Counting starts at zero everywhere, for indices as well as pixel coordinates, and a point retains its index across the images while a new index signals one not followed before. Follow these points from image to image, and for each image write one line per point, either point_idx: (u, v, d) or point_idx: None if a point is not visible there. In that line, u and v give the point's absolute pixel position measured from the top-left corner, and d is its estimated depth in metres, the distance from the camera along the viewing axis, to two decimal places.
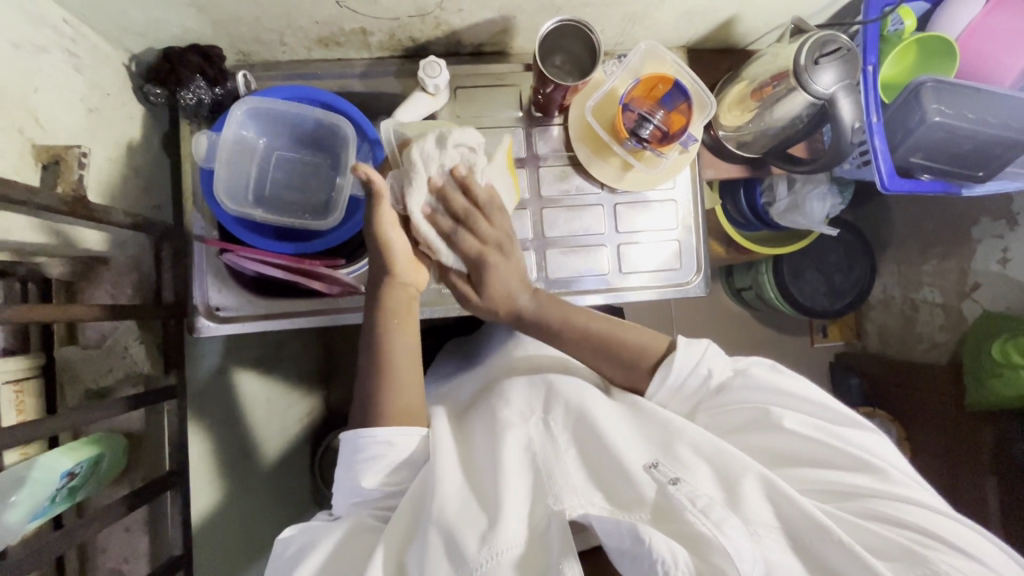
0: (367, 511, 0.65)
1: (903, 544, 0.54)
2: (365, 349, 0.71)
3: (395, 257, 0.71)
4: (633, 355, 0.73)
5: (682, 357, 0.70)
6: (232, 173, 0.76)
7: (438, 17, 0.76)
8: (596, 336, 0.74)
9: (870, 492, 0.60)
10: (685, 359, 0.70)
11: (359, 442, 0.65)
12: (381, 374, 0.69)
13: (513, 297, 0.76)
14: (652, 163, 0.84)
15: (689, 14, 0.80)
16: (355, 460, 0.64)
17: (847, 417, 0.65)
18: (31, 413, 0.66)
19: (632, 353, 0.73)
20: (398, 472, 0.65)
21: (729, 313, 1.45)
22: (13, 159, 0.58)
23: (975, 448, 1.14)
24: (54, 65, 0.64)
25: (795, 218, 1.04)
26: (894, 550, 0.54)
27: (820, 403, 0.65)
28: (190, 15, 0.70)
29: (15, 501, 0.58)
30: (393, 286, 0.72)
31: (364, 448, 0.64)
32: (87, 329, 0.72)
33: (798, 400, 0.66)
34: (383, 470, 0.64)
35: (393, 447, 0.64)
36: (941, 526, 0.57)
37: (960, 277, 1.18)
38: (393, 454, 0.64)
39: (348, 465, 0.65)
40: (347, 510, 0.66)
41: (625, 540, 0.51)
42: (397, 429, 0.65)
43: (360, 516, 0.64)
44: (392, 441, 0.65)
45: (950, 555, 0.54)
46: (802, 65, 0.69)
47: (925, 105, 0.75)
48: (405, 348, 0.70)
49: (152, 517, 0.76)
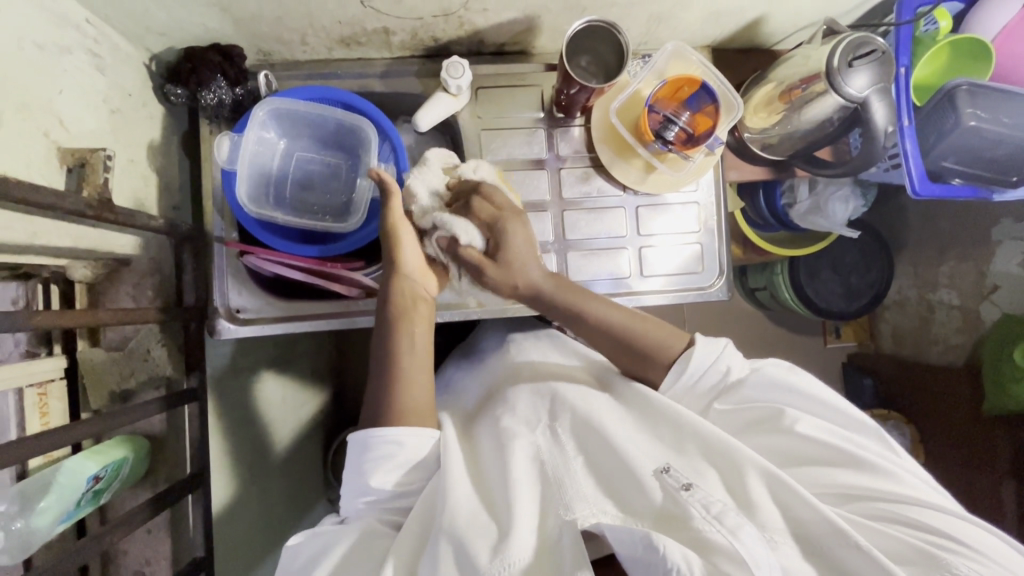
0: (376, 511, 0.65)
1: (927, 549, 0.53)
2: (378, 335, 0.70)
3: (406, 252, 0.71)
4: (651, 349, 0.71)
5: (699, 352, 0.69)
6: (252, 175, 0.76)
7: (462, 17, 0.75)
8: (614, 324, 0.72)
9: (890, 496, 0.58)
10: (706, 355, 0.69)
11: (369, 442, 0.64)
12: (387, 372, 0.68)
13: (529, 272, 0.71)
14: (677, 165, 0.82)
15: (716, 14, 0.78)
16: (364, 459, 0.64)
17: (854, 417, 0.64)
18: (54, 417, 0.68)
19: (649, 344, 0.71)
20: (406, 472, 0.64)
21: (742, 313, 1.44)
22: (39, 162, 0.57)
23: (992, 452, 1.12)
24: (78, 66, 0.63)
25: (816, 220, 1.03)
26: (918, 555, 0.53)
27: (825, 401, 0.65)
28: (213, 14, 0.69)
29: (43, 506, 0.58)
30: (401, 286, 0.70)
31: (375, 448, 0.64)
32: (109, 332, 0.72)
33: (808, 401, 0.65)
34: (391, 470, 0.64)
35: (402, 447, 0.64)
36: (965, 532, 0.55)
37: (978, 279, 1.17)
38: (404, 454, 0.64)
39: (356, 465, 0.64)
40: (356, 510, 0.65)
41: (637, 546, 0.50)
42: (409, 428, 0.64)
43: (368, 521, 0.64)
44: (402, 441, 0.64)
45: (972, 559, 0.52)
46: (834, 67, 0.68)
47: (961, 109, 0.74)
48: (421, 344, 0.70)
49: (173, 519, 0.76)
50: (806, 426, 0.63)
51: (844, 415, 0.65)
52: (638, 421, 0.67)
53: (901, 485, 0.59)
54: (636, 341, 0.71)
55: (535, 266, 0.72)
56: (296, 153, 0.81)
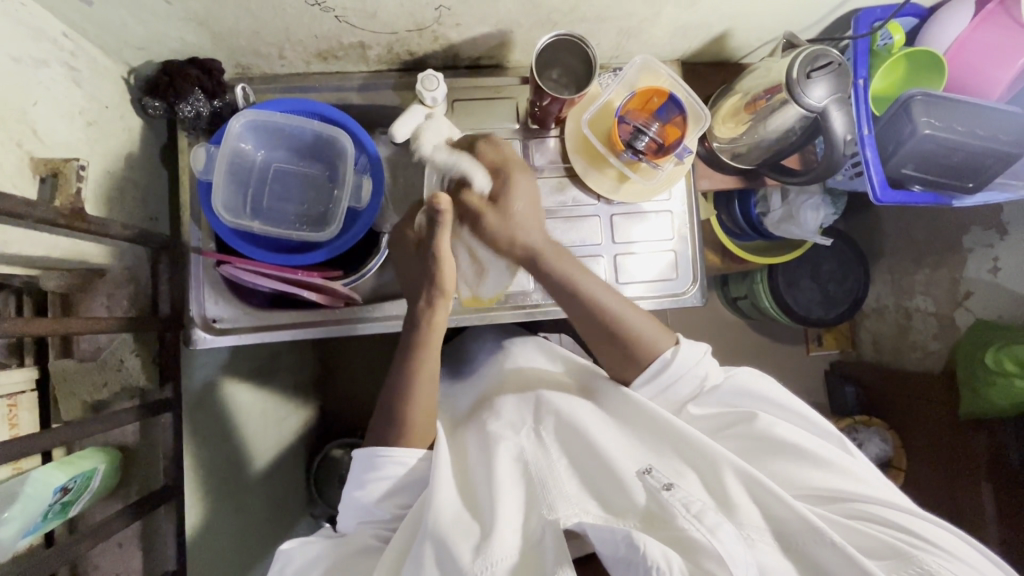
0: (371, 528, 0.65)
1: (892, 544, 0.54)
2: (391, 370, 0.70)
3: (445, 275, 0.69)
4: (635, 344, 0.70)
5: (684, 352, 0.69)
6: (228, 185, 0.76)
7: (436, 32, 0.77)
8: (608, 306, 0.71)
9: (856, 495, 0.59)
10: (686, 360, 0.69)
11: (374, 461, 0.64)
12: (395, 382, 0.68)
13: (528, 232, 0.73)
14: (649, 175, 0.84)
15: (684, 28, 0.81)
16: (366, 478, 0.64)
17: (834, 436, 0.66)
18: (24, 428, 0.67)
19: (637, 337, 0.70)
20: (405, 493, 0.65)
21: (725, 321, 1.46)
22: (10, 171, 0.58)
23: (969, 455, 1.13)
24: (54, 78, 0.64)
25: (789, 228, 1.04)
26: (884, 549, 0.54)
27: (793, 409, 0.67)
28: (189, 28, 0.70)
29: (8, 516, 0.58)
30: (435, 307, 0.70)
31: (379, 469, 0.64)
32: (82, 341, 0.71)
33: (775, 407, 0.67)
34: (393, 491, 0.64)
35: (409, 469, 0.64)
36: (933, 532, 0.56)
37: (951, 286, 1.19)
38: (407, 475, 0.64)
39: (357, 482, 0.65)
40: (353, 527, 0.66)
41: (620, 546, 0.50)
42: (409, 449, 0.65)
43: (363, 534, 0.64)
44: (407, 462, 0.65)
45: (940, 555, 0.53)
46: (794, 79, 0.71)
47: (917, 119, 0.78)
48: (430, 369, 0.69)
49: (145, 533, 0.75)
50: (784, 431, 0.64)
51: (811, 425, 0.66)
52: (618, 420, 0.68)
53: (862, 484, 0.60)
54: (624, 334, 0.70)
55: (538, 233, 0.73)
56: (273, 164, 0.82)
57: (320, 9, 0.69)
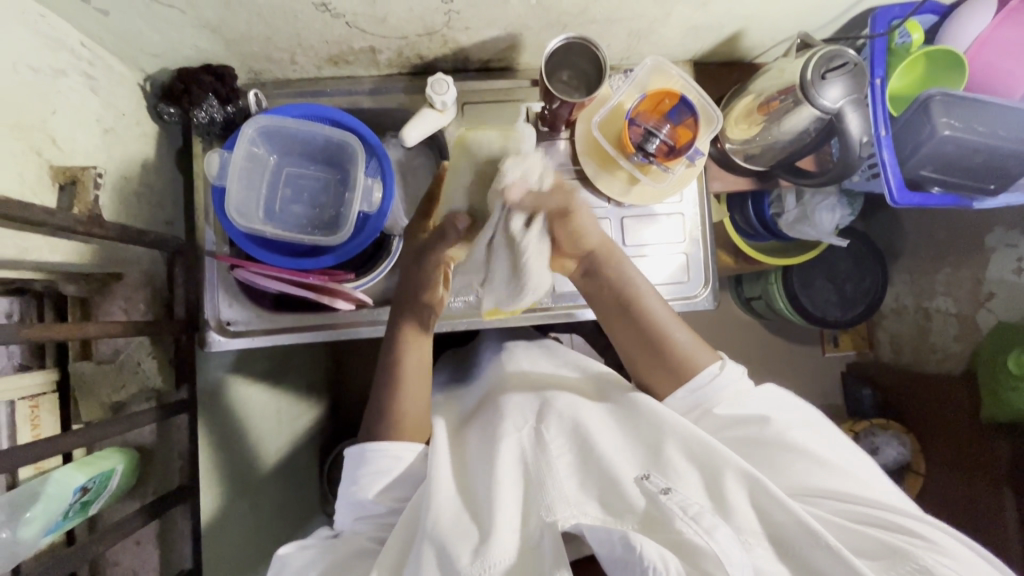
0: (365, 531, 0.66)
1: (898, 546, 0.53)
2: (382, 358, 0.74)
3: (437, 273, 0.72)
4: (679, 359, 0.69)
5: (725, 376, 0.68)
6: (242, 189, 0.77)
7: (446, 35, 0.77)
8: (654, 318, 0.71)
9: (870, 502, 0.58)
10: (729, 379, 0.68)
11: (364, 455, 0.67)
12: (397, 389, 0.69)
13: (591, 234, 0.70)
14: (658, 177, 0.82)
15: (695, 29, 0.80)
16: (359, 473, 0.66)
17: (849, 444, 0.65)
18: (46, 429, 0.69)
19: (678, 354, 0.69)
20: (399, 486, 0.66)
21: (739, 321, 1.44)
22: (32, 181, 0.60)
23: (991, 461, 1.10)
24: (72, 87, 0.66)
25: (805, 229, 1.01)
26: (887, 551, 0.53)
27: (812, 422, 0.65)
28: (203, 36, 0.71)
29: (29, 516, 0.59)
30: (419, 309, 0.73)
31: (372, 461, 0.66)
32: (101, 344, 0.74)
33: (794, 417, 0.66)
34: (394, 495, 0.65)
35: (399, 461, 0.66)
36: (939, 536, 0.55)
37: (974, 287, 1.16)
38: (399, 467, 0.66)
39: (350, 478, 0.67)
40: (348, 526, 0.67)
41: (616, 549, 0.49)
42: (401, 443, 0.67)
43: (355, 539, 0.65)
44: (399, 455, 0.67)
45: (944, 556, 0.52)
46: (808, 80, 0.70)
47: (935, 119, 0.76)
48: (414, 365, 0.72)
49: (161, 533, 0.77)
50: (791, 435, 0.63)
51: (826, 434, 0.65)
52: (618, 421, 0.67)
53: (873, 491, 0.59)
54: (663, 344, 0.70)
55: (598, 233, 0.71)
56: (286, 168, 0.83)
57: (330, 15, 0.69)
